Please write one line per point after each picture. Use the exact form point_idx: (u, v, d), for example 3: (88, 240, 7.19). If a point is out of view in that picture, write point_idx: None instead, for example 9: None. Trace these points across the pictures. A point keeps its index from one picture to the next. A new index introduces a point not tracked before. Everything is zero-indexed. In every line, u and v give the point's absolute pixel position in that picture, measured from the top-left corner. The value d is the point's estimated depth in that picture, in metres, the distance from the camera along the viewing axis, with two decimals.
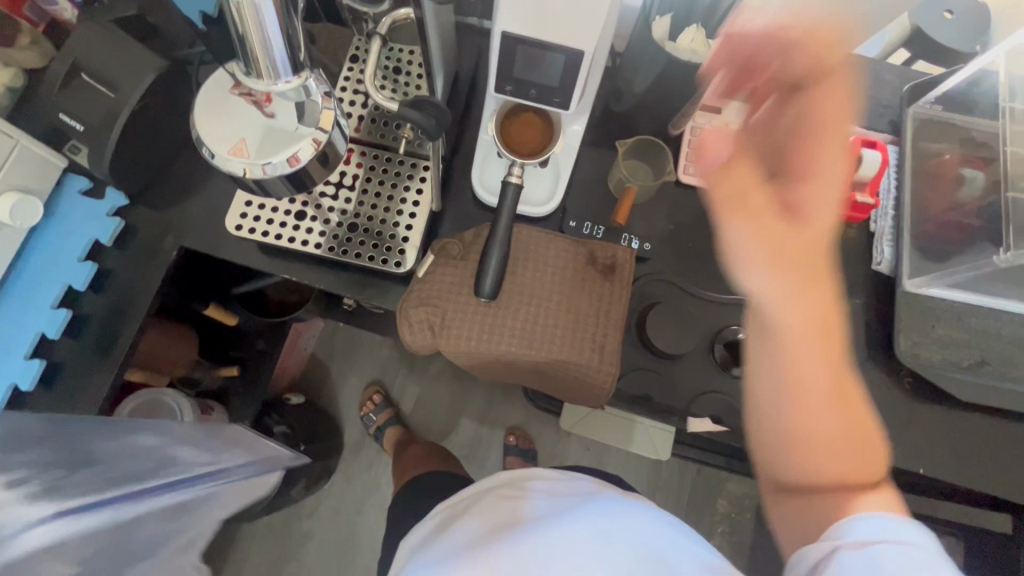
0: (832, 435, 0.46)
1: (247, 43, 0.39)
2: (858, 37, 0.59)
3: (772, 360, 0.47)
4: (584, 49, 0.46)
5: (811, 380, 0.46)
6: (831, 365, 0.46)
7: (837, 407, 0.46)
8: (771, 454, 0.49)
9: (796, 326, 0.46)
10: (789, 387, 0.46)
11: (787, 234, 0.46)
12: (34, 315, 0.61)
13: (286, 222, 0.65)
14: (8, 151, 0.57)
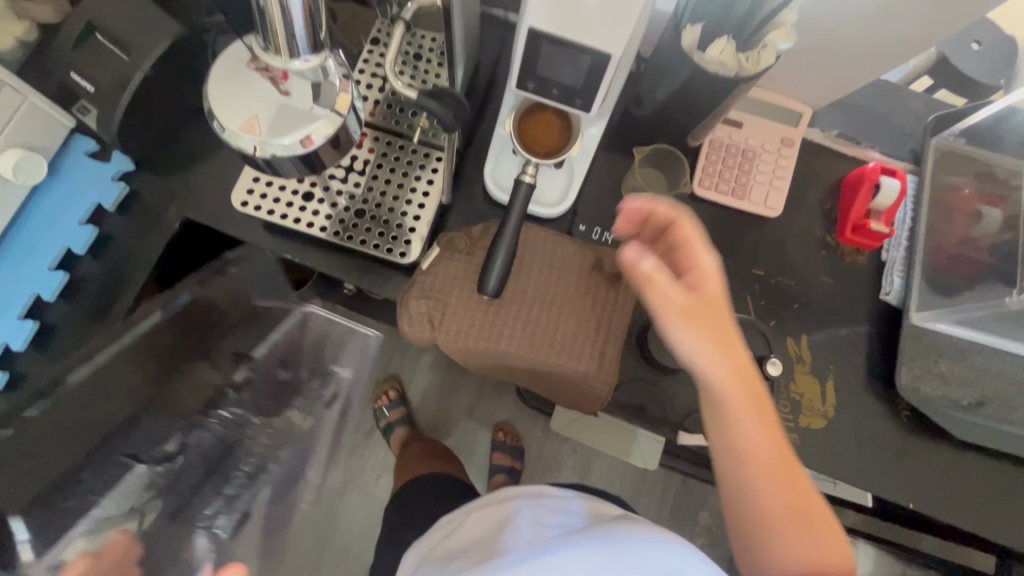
0: (779, 518, 0.43)
1: (268, 16, 0.38)
2: (891, 63, 0.58)
3: (728, 449, 0.44)
4: (611, 53, 0.45)
5: (758, 459, 0.43)
6: (778, 467, 0.43)
7: (786, 487, 0.43)
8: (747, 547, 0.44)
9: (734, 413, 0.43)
10: (747, 480, 0.43)
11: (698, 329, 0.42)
12: (32, 275, 0.60)
13: (292, 201, 0.64)
14: (16, 106, 0.56)
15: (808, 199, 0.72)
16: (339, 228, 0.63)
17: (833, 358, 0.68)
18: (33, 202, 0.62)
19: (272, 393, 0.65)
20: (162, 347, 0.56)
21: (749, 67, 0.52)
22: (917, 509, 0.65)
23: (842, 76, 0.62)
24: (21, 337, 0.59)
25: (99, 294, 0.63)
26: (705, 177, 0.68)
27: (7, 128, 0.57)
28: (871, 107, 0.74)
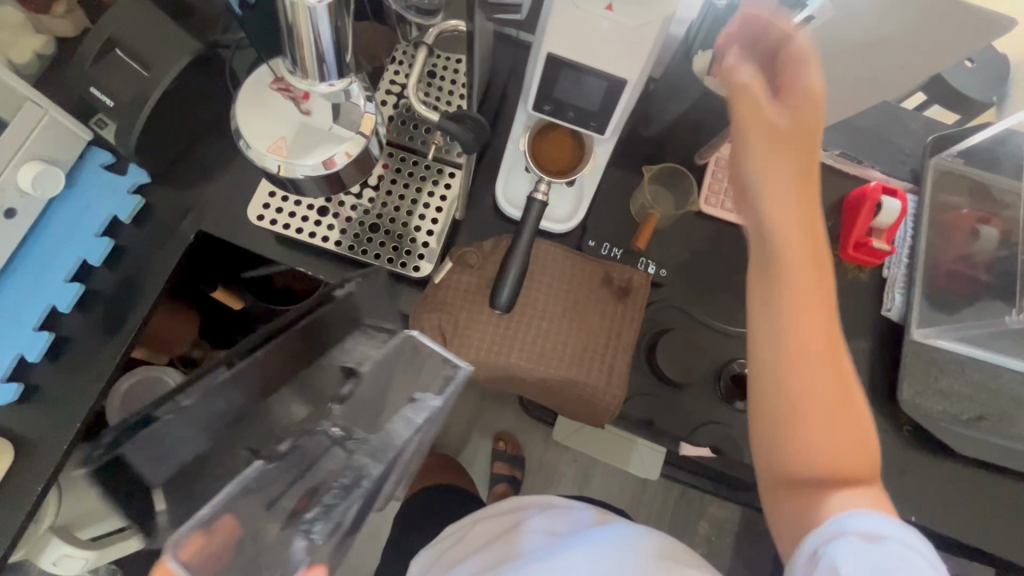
0: (818, 403, 0.44)
1: (295, 33, 0.39)
2: (894, 87, 0.59)
3: (777, 327, 0.45)
4: (626, 79, 0.47)
5: (812, 342, 0.44)
6: (829, 357, 0.44)
7: (830, 382, 0.45)
8: (770, 442, 0.46)
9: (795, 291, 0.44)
10: (788, 362, 0.44)
11: (777, 195, 0.44)
12: (48, 286, 0.61)
13: (308, 215, 0.65)
14: (37, 121, 0.57)
15: None
16: (353, 243, 0.64)
17: None
18: (49, 214, 0.62)
19: (378, 406, 0.52)
20: (280, 361, 0.47)
21: None
22: (919, 523, 0.66)
23: (846, 100, 0.63)
24: (37, 348, 0.60)
25: (114, 305, 0.64)
26: (710, 196, 0.69)
27: (28, 141, 0.57)
28: (870, 128, 0.76)
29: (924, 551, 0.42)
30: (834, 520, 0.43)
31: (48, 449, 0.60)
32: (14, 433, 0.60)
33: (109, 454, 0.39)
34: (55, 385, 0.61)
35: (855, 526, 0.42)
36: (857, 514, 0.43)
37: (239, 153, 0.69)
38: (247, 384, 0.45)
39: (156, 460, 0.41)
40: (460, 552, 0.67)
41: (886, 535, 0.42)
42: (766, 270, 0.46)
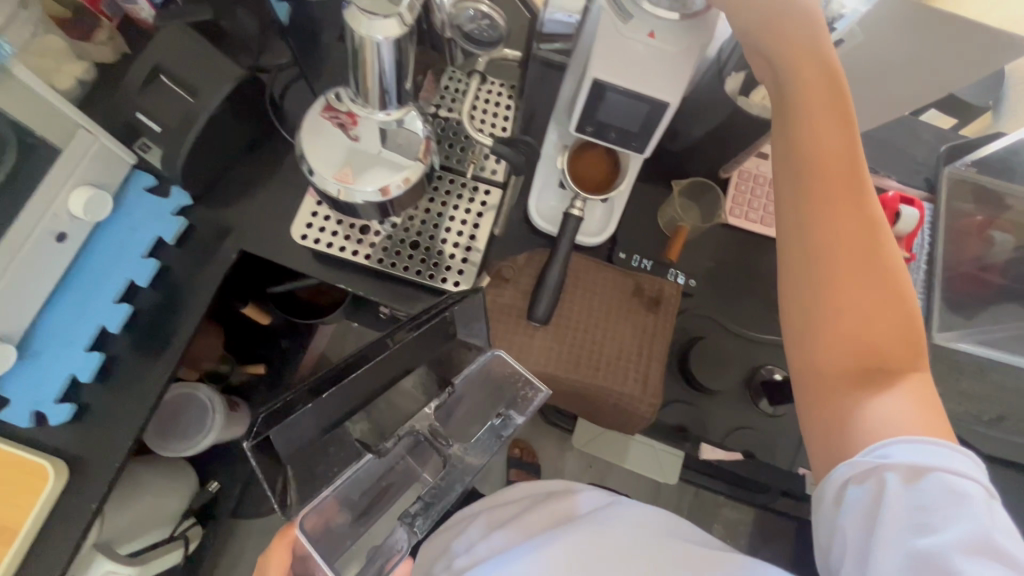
0: (851, 298, 0.43)
1: (360, 60, 0.41)
2: (913, 103, 0.62)
3: (799, 216, 0.45)
4: (669, 101, 0.48)
5: (839, 235, 0.44)
6: (864, 246, 0.44)
7: (864, 276, 0.44)
8: (804, 346, 0.46)
9: (819, 176, 0.44)
10: (807, 248, 0.45)
11: (800, 82, 0.45)
12: (98, 308, 0.62)
13: (349, 234, 0.66)
14: (88, 147, 0.59)
15: None
16: (394, 260, 0.66)
17: None
18: (97, 237, 0.64)
19: (475, 415, 0.66)
20: (382, 373, 0.57)
21: None
22: None
23: (866, 117, 0.66)
24: (88, 369, 0.61)
25: (159, 324, 0.65)
26: (735, 207, 0.72)
27: (80, 166, 0.59)
28: (885, 138, 0.78)
29: (972, 476, 0.40)
30: (875, 446, 0.41)
31: (100, 469, 0.62)
32: (69, 453, 0.61)
33: (263, 436, 0.49)
34: (107, 404, 0.63)
35: (901, 458, 0.40)
36: (901, 446, 0.40)
37: (277, 173, 0.71)
38: (355, 392, 0.56)
39: (290, 440, 0.52)
40: (493, 520, 0.67)
41: (934, 468, 0.39)
42: (791, 171, 0.46)
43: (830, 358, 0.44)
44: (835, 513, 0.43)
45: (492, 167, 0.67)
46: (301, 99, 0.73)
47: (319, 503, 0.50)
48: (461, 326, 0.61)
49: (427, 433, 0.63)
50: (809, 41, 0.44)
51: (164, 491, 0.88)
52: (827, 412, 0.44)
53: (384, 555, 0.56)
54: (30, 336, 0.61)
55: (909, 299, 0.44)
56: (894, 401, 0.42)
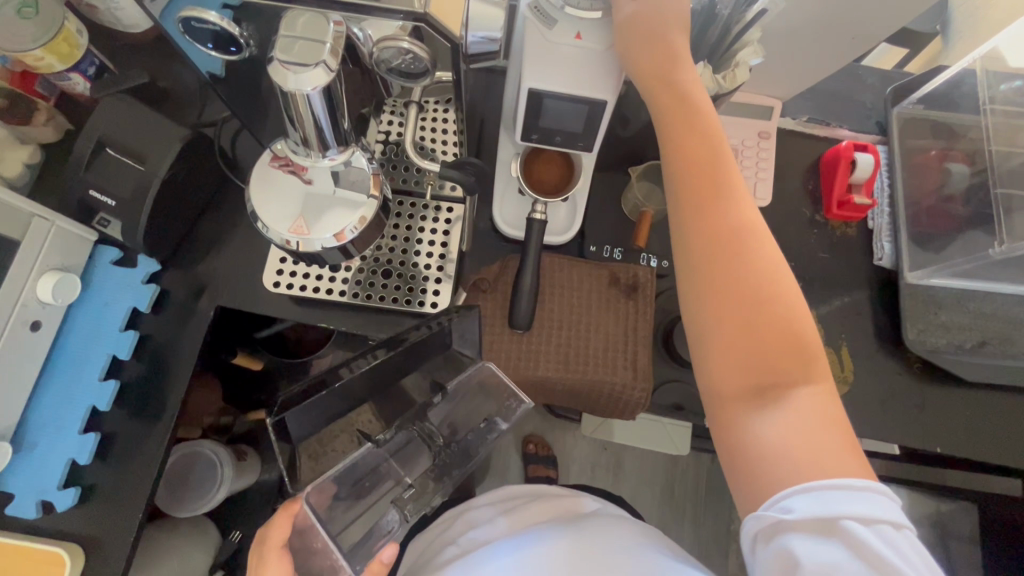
0: (731, 298, 0.45)
1: (295, 112, 0.42)
2: (851, 57, 0.63)
3: (679, 234, 0.48)
4: (606, 99, 0.49)
5: (711, 235, 0.46)
6: (746, 259, 0.45)
7: (748, 272, 0.45)
8: (700, 350, 0.46)
9: (688, 196, 0.47)
10: (692, 252, 0.47)
11: (662, 110, 0.49)
12: (86, 388, 0.62)
13: (321, 274, 0.67)
14: (45, 233, 0.59)
15: (791, 183, 0.77)
16: (369, 292, 0.66)
17: (843, 330, 0.73)
18: (71, 316, 0.64)
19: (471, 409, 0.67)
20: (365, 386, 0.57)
21: (727, 85, 0.58)
22: (945, 451, 0.70)
23: (805, 74, 0.67)
24: (86, 450, 0.61)
25: (149, 393, 0.66)
26: None
27: (42, 254, 0.59)
28: (832, 90, 0.81)
29: (882, 520, 0.38)
30: (782, 498, 0.39)
31: (117, 545, 0.62)
32: (81, 537, 0.62)
33: (282, 416, 0.51)
34: (114, 479, 0.64)
35: (800, 512, 0.38)
36: (801, 497, 0.39)
37: (242, 223, 0.71)
38: (333, 401, 0.55)
39: (302, 425, 0.54)
40: (495, 506, 0.68)
41: (840, 518, 0.38)
42: (668, 177, 0.49)
43: (724, 377, 0.44)
44: (751, 558, 0.42)
45: (451, 184, 0.67)
46: (251, 143, 0.72)
47: (322, 481, 0.55)
48: (457, 337, 0.64)
49: (421, 430, 0.65)
50: (668, 63, 0.48)
51: (185, 552, 0.88)
52: (727, 433, 0.44)
53: (376, 534, 0.59)
54: (23, 429, 0.61)
55: (801, 314, 0.45)
56: (784, 415, 0.41)
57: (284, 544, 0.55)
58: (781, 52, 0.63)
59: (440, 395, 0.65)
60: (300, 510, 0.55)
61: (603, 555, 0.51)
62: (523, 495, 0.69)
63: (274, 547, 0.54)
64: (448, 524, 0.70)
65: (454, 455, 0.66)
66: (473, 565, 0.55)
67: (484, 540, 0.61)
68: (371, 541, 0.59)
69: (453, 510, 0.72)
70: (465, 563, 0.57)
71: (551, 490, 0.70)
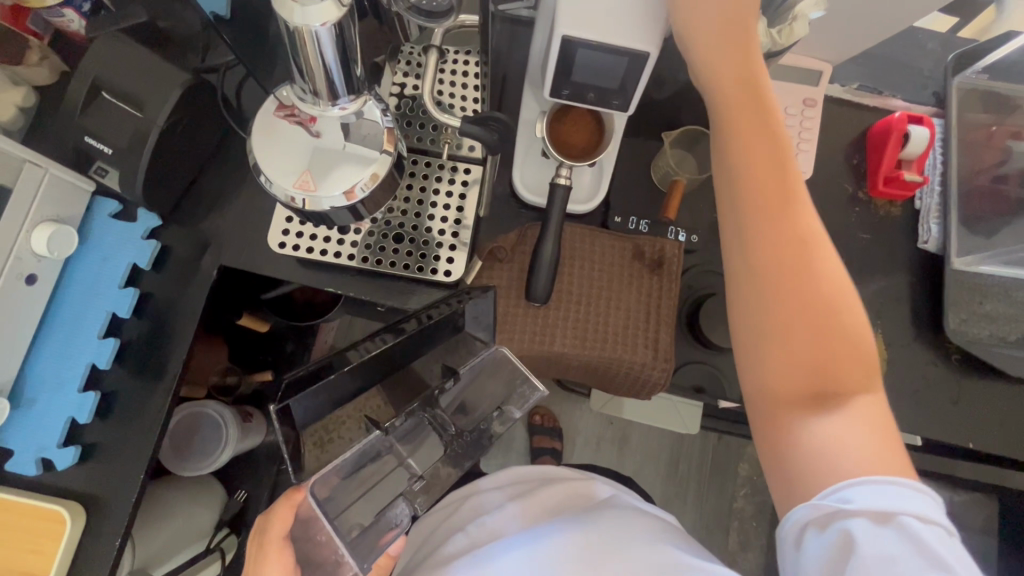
0: (790, 302, 0.41)
1: (300, 52, 0.37)
2: (922, 13, 0.56)
3: (739, 231, 0.43)
4: (648, 51, 0.44)
5: (775, 236, 0.42)
6: (810, 265, 0.42)
7: (808, 276, 0.42)
8: (750, 352, 0.43)
9: (752, 190, 0.43)
10: (753, 252, 0.42)
11: (729, 94, 0.44)
12: (85, 346, 0.60)
13: (329, 236, 0.63)
14: (38, 181, 0.55)
15: (834, 156, 0.72)
16: (379, 257, 0.62)
17: (879, 316, 0.69)
18: (69, 270, 0.61)
19: (478, 394, 0.66)
20: (375, 372, 0.53)
21: (783, 41, 0.52)
22: (976, 447, 0.67)
23: (867, 33, 0.60)
24: (86, 410, 0.60)
25: (151, 352, 0.64)
26: None
27: (35, 203, 0.56)
28: (888, 56, 0.74)
29: (937, 523, 0.37)
30: (842, 490, 0.38)
31: (119, 505, 0.61)
32: (83, 495, 0.61)
33: (287, 401, 0.46)
34: (114, 440, 0.62)
35: (861, 503, 0.37)
36: (863, 489, 0.37)
37: (246, 178, 0.67)
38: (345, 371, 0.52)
39: (309, 408, 0.49)
40: (507, 490, 0.66)
41: (898, 513, 0.37)
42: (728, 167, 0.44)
43: (780, 383, 0.42)
44: (794, 549, 0.40)
45: (470, 144, 0.63)
46: (257, 92, 0.68)
47: (328, 470, 0.53)
48: (469, 320, 0.60)
49: (431, 417, 0.63)
50: (740, 42, 0.43)
51: (191, 510, 0.88)
52: (779, 439, 0.41)
53: (383, 525, 0.57)
54: (21, 384, 0.59)
55: (857, 327, 0.42)
56: (845, 421, 0.40)
57: (285, 536, 0.53)
58: (841, 5, 0.57)
59: (454, 377, 0.63)
60: (303, 500, 0.52)
61: (615, 553, 0.48)
62: (531, 476, 0.67)
63: (278, 532, 0.52)
64: (456, 506, 0.67)
65: (466, 445, 0.64)
66: (486, 559, 0.52)
67: (499, 527, 0.58)
68: (378, 530, 0.56)
69: (460, 492, 0.70)
70: (479, 557, 0.53)
71: (561, 472, 0.68)
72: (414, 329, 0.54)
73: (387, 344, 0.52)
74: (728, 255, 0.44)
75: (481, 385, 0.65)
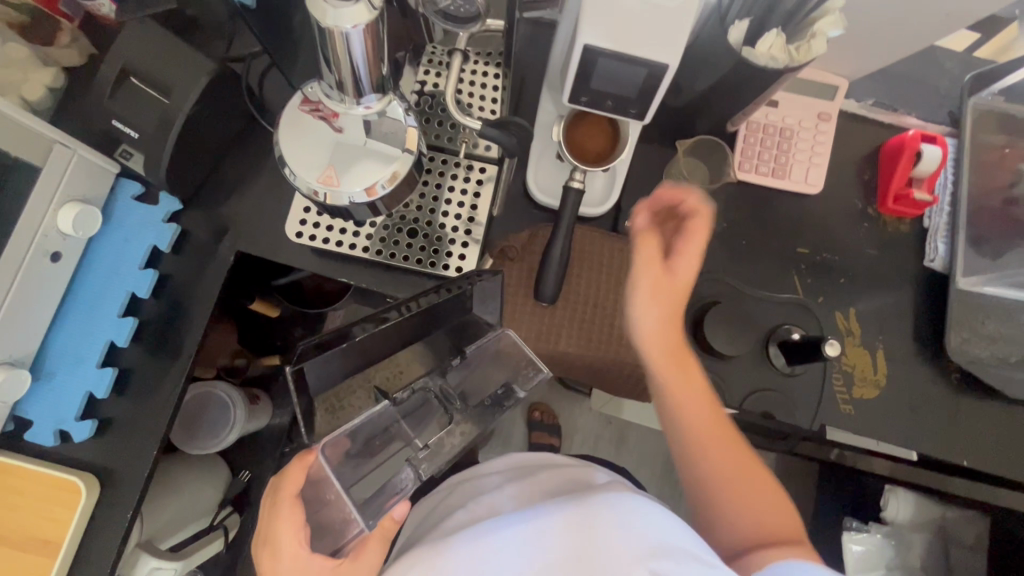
0: (717, 481, 0.53)
1: (332, 52, 0.39)
2: (942, 34, 0.57)
3: (676, 425, 0.55)
4: (667, 63, 0.45)
5: (699, 429, 0.54)
6: (730, 454, 0.54)
7: (726, 461, 0.54)
8: (707, 512, 0.54)
9: (681, 406, 0.54)
10: (692, 447, 0.54)
11: (660, 329, 0.53)
12: (104, 324, 0.62)
13: (344, 228, 0.64)
14: (66, 161, 0.57)
15: (846, 171, 0.73)
16: (392, 250, 0.63)
17: (881, 331, 0.70)
18: (91, 250, 0.63)
19: (486, 373, 0.64)
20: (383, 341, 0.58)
21: (799, 58, 0.52)
22: (969, 464, 0.68)
23: (887, 51, 0.61)
24: (104, 385, 0.62)
25: (167, 332, 0.65)
26: (745, 160, 0.69)
27: (63, 183, 0.57)
28: (905, 74, 0.75)
29: None
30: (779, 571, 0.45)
31: (130, 479, 0.64)
32: (96, 467, 0.63)
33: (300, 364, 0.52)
34: (128, 415, 0.64)
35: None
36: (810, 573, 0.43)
37: (266, 166, 0.68)
38: None
39: None
40: (506, 474, 0.67)
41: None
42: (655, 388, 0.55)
43: (732, 540, 0.52)
44: None
45: (486, 144, 0.64)
46: (280, 83, 0.69)
47: (338, 435, 0.54)
48: (477, 301, 0.62)
49: (438, 391, 0.61)
50: (670, 290, 0.53)
51: (196, 488, 0.90)
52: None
53: (387, 492, 0.55)
54: (42, 358, 0.61)
55: (775, 492, 0.53)
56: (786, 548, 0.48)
57: (298, 493, 0.51)
58: (861, 24, 0.58)
59: (459, 356, 0.63)
60: (316, 462, 0.52)
61: (598, 520, 0.42)
62: (535, 465, 0.67)
63: (289, 495, 0.50)
64: (455, 489, 0.69)
65: (471, 420, 0.62)
66: (483, 534, 0.45)
67: (497, 505, 0.57)
68: (382, 498, 0.55)
69: (456, 476, 0.72)
70: (474, 534, 0.46)
71: (563, 459, 0.68)
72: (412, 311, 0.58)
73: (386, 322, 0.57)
74: (675, 445, 0.56)
75: (486, 362, 0.63)
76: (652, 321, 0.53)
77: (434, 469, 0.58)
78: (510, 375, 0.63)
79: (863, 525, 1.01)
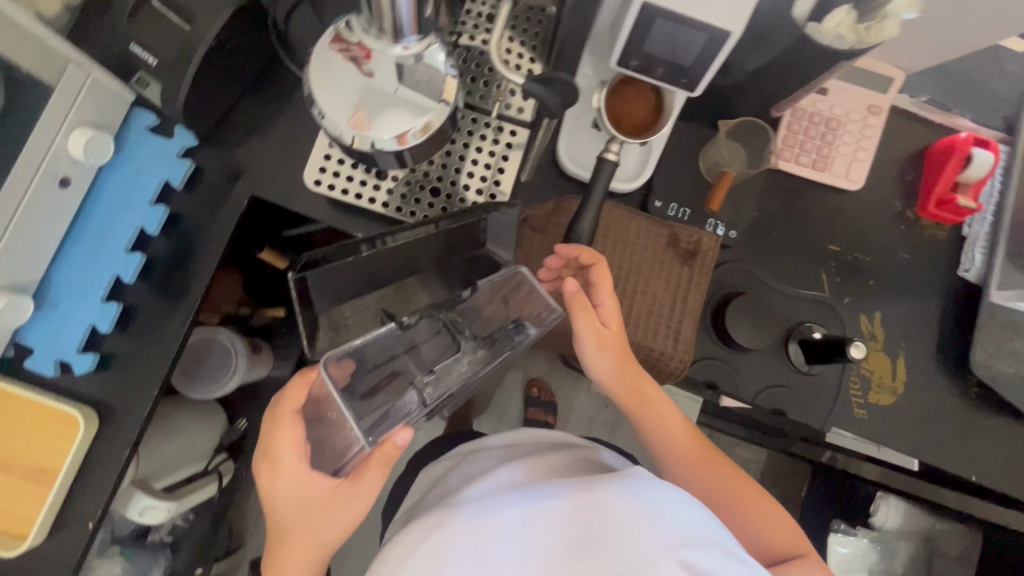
0: (711, 496, 0.58)
1: None
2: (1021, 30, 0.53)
3: (662, 452, 0.61)
4: (730, 31, 0.42)
5: (684, 452, 0.60)
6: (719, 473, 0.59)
7: (716, 480, 0.59)
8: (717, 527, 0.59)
9: (656, 438, 0.61)
10: (681, 472, 0.60)
11: (615, 375, 0.59)
12: (111, 257, 0.60)
13: (365, 179, 0.61)
14: (80, 84, 0.54)
15: (889, 169, 0.69)
16: (412, 209, 0.61)
17: (905, 338, 0.68)
18: (101, 178, 0.60)
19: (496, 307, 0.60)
20: (398, 260, 0.55)
21: (869, 39, 0.48)
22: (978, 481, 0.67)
23: (956, 44, 0.57)
24: (107, 319, 0.60)
25: (175, 273, 0.64)
26: (785, 148, 0.67)
27: (74, 108, 0.54)
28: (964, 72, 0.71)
29: None
30: None
31: (130, 417, 0.63)
32: (96, 402, 0.62)
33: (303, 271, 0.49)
34: (129, 353, 0.63)
35: None
36: None
37: (287, 109, 0.65)
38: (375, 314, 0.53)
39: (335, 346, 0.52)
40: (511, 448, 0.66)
41: None
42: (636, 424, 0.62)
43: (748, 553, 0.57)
44: None
45: (519, 106, 0.61)
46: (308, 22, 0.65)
47: (342, 352, 0.47)
48: (490, 236, 0.60)
49: (448, 320, 0.57)
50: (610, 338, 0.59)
51: (195, 433, 0.90)
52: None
53: (394, 417, 0.51)
54: (45, 286, 0.59)
55: (767, 501, 0.58)
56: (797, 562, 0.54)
57: (299, 411, 0.50)
58: (935, 13, 0.54)
59: (471, 287, 0.57)
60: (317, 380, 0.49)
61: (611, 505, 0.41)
62: (541, 441, 0.65)
63: (288, 412, 0.49)
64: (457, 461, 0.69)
65: (479, 350, 0.57)
66: (488, 508, 0.43)
67: (495, 473, 0.55)
68: (389, 422, 0.50)
69: (460, 448, 0.71)
70: (476, 505, 0.44)
71: (570, 439, 0.67)
72: (442, 228, 0.54)
73: (419, 234, 0.53)
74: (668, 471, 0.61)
75: (497, 297, 0.58)
76: (604, 371, 0.59)
77: (442, 391, 0.54)
78: (523, 309, 0.59)
79: (851, 529, 1.02)
